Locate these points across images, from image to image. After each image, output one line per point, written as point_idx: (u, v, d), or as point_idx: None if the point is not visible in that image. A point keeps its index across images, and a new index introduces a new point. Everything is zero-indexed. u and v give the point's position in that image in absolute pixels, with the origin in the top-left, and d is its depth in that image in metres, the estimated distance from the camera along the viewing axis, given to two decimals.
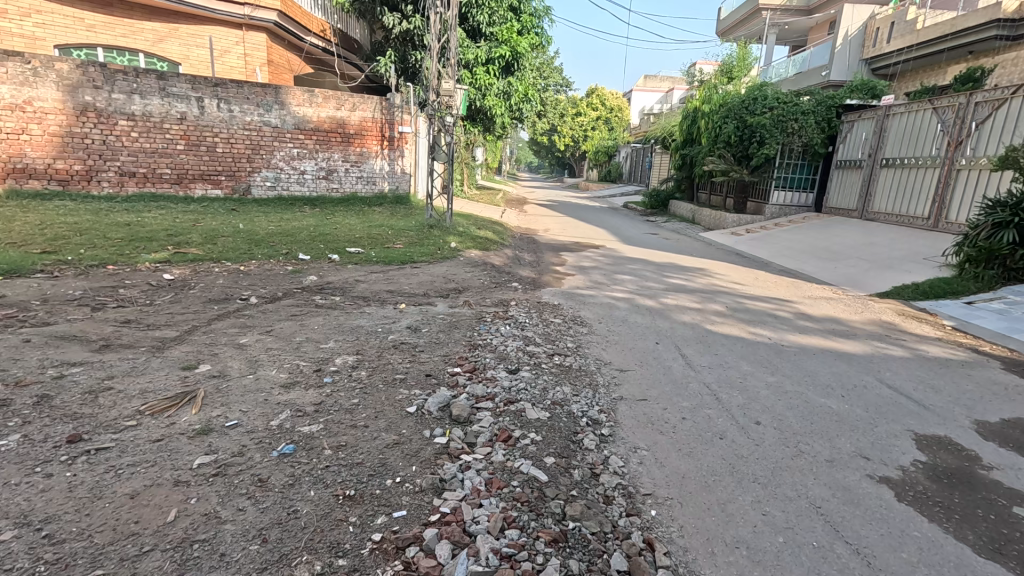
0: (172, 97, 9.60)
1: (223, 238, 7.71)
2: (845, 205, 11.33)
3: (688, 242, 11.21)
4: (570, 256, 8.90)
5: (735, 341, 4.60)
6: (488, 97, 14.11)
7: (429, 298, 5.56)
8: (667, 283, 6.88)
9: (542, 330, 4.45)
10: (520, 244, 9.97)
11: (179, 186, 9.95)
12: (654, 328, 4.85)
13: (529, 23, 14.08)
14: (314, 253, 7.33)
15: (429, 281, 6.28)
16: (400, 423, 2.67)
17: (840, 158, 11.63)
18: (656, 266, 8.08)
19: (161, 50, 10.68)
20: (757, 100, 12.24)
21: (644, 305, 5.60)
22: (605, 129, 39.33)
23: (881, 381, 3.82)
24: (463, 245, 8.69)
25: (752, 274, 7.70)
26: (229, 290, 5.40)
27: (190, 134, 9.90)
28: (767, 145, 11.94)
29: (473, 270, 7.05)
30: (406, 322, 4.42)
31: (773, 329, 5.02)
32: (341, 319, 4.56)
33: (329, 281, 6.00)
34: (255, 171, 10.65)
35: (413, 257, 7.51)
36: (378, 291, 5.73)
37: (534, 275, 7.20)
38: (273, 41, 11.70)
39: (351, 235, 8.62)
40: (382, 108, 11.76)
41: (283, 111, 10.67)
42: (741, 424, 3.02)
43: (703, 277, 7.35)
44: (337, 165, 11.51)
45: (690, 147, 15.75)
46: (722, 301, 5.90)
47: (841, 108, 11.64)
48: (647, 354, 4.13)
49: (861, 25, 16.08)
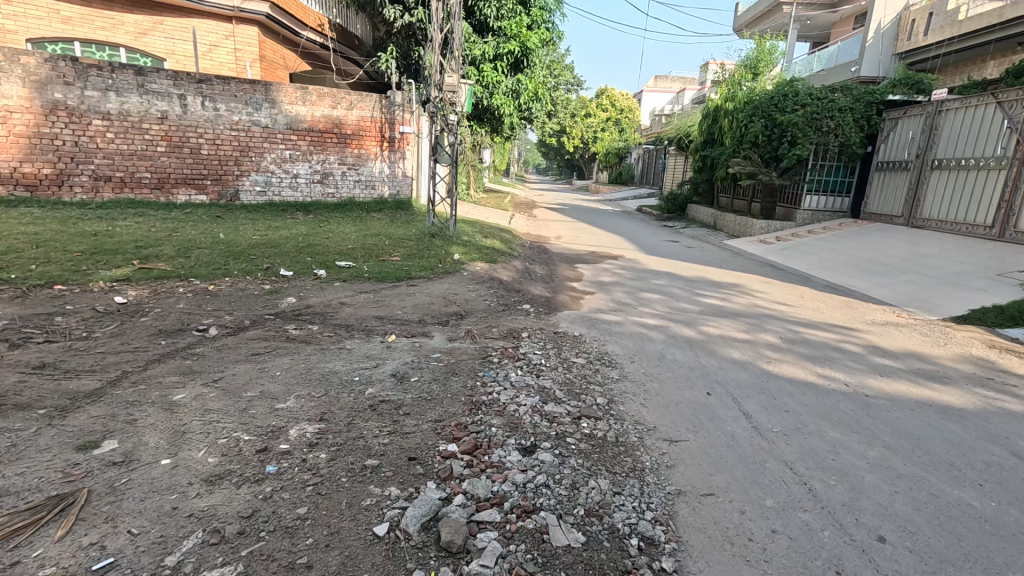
0: (151, 95, 8.82)
1: (199, 251, 6.87)
2: (887, 210, 10.35)
3: (713, 251, 10.26)
4: (587, 269, 7.97)
5: (805, 389, 3.65)
6: (496, 95, 13.24)
7: (425, 328, 4.67)
8: (703, 304, 5.93)
9: (563, 376, 3.54)
10: (531, 254, 9.05)
11: (159, 192, 9.16)
12: (700, 370, 3.91)
13: (539, 17, 13.27)
14: (298, 269, 6.47)
15: (426, 303, 5.38)
16: (359, 563, 1.77)
17: (881, 159, 10.65)
18: (686, 281, 7.14)
19: (144, 45, 9.91)
20: (788, 96, 11.23)
21: (681, 335, 4.67)
22: (616, 130, 38.38)
23: (1017, 454, 2.87)
24: (467, 257, 7.79)
25: (797, 292, 6.74)
26: (187, 318, 4.55)
27: (172, 135, 9.11)
28: (799, 145, 10.92)
29: (478, 288, 6.16)
30: (391, 366, 3.52)
31: (847, 370, 4.07)
32: (313, 360, 3.68)
33: (309, 305, 5.13)
34: (243, 174, 9.85)
35: (411, 272, 6.63)
36: (363, 317, 4.84)
37: (548, 294, 6.28)
38: (266, 35, 10.91)
39: (343, 246, 7.76)
40: (382, 106, 10.90)
41: (275, 110, 9.86)
42: (860, 544, 2.08)
43: (742, 296, 6.40)
44: (333, 167, 10.67)
45: (711, 147, 14.77)
46: (772, 328, 4.96)
47: (883, 104, 10.67)
48: (698, 412, 3.20)
49: (894, 17, 15.06)
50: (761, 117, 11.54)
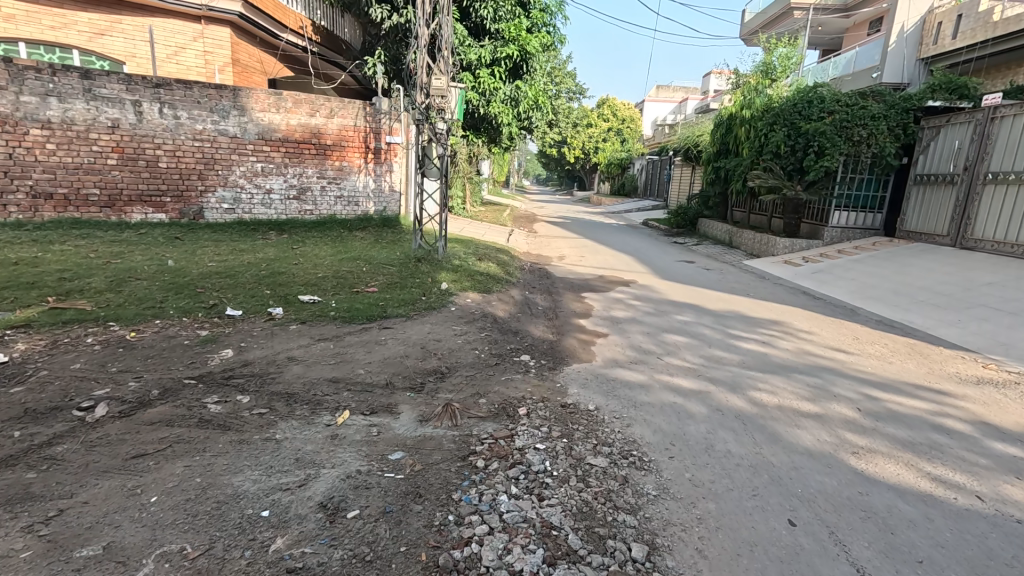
0: (100, 101, 7.79)
1: (136, 283, 5.79)
2: (927, 228, 9.31)
3: (735, 275, 9.17)
4: (596, 299, 6.87)
5: (925, 508, 2.53)
6: (493, 103, 12.22)
7: (391, 399, 3.55)
8: (743, 353, 4.79)
9: (576, 497, 2.42)
10: (531, 280, 7.96)
11: (110, 210, 8.11)
12: (767, 473, 2.78)
13: (539, 19, 12.25)
14: (249, 306, 5.37)
15: (398, 356, 4.27)
16: None
17: (919, 171, 9.63)
18: (715, 318, 6.03)
19: (100, 46, 8.91)
20: (813, 103, 10.19)
21: (728, 407, 3.54)
22: (618, 141, 37.53)
23: None
24: (457, 286, 6.70)
25: (850, 333, 5.63)
26: (76, 387, 3.43)
27: (125, 146, 8.07)
28: (827, 156, 9.85)
29: (466, 330, 5.05)
30: (324, 485, 2.39)
31: (963, 466, 2.96)
32: (218, 468, 2.54)
33: (247, 362, 4.01)
34: (208, 190, 8.80)
35: (386, 309, 5.54)
36: (312, 382, 3.73)
37: (552, 337, 5.16)
38: (239, 36, 9.93)
39: (311, 274, 6.67)
40: (366, 114, 9.88)
41: (244, 117, 8.83)
42: None
43: (786, 339, 5.29)
44: (311, 181, 9.62)
45: (725, 158, 13.76)
46: (843, 393, 3.83)
47: (921, 110, 9.62)
48: (788, 569, 2.07)
49: (918, 20, 14.10)
50: (784, 126, 10.56)
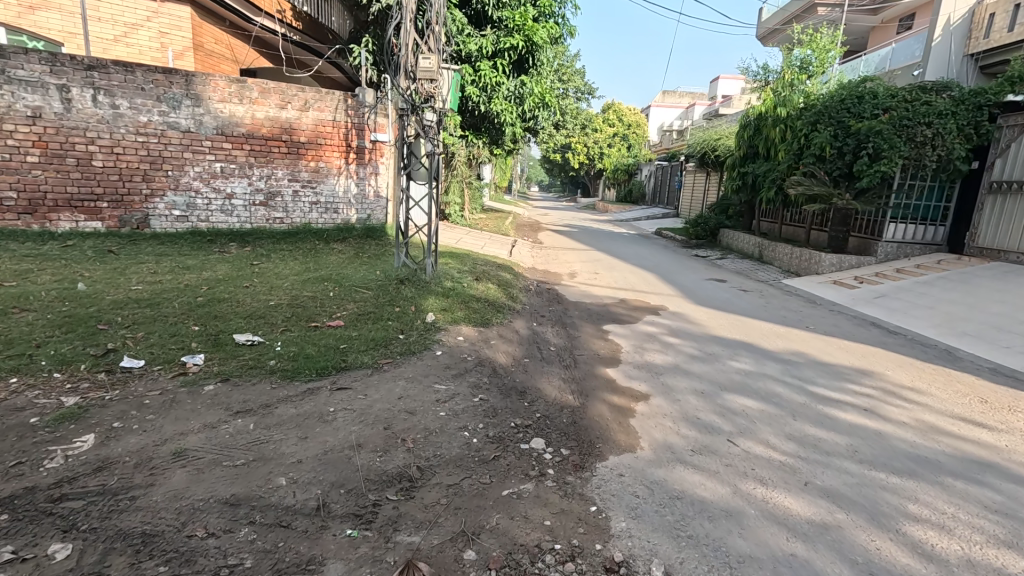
0: (17, 84, 6.46)
1: (18, 317, 4.34)
2: (1006, 243, 7.97)
3: (780, 299, 7.72)
4: (622, 335, 5.41)
5: None
6: (494, 99, 10.78)
7: (316, 548, 2.11)
8: (850, 433, 3.34)
9: None
10: (538, 307, 6.51)
11: (31, 217, 6.73)
12: None
13: (547, 8, 10.76)
14: (157, 353, 3.91)
15: (346, 449, 2.81)
16: None
17: (996, 177, 8.30)
18: (785, 368, 4.57)
19: (32, 23, 7.59)
20: (865, 98, 8.78)
21: (888, 567, 2.08)
22: (624, 146, 36.05)
23: None
24: (446, 317, 5.26)
25: (971, 393, 4.17)
26: None
27: (48, 140, 6.70)
28: (884, 159, 8.40)
29: (454, 393, 3.59)
30: None
31: None
32: None
33: (105, 462, 2.57)
34: (154, 194, 7.39)
35: (346, 356, 4.08)
36: (195, 508, 2.28)
37: (572, 401, 3.70)
38: (202, 17, 8.60)
39: (259, 303, 5.22)
40: (347, 107, 8.46)
41: (198, 108, 7.44)
42: None
43: (895, 405, 3.84)
44: (281, 185, 8.21)
45: (753, 162, 12.33)
46: None
47: (997, 108, 8.19)
48: None
49: (967, 12, 12.68)
50: (828, 125, 9.12)
